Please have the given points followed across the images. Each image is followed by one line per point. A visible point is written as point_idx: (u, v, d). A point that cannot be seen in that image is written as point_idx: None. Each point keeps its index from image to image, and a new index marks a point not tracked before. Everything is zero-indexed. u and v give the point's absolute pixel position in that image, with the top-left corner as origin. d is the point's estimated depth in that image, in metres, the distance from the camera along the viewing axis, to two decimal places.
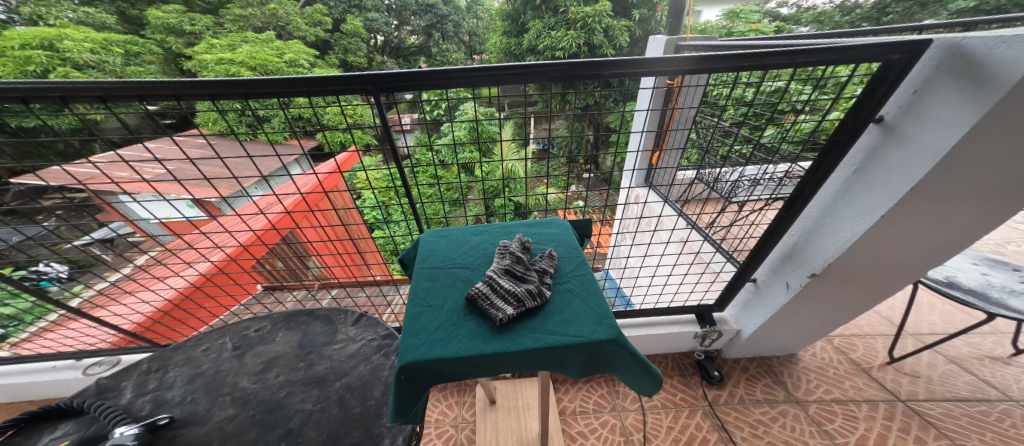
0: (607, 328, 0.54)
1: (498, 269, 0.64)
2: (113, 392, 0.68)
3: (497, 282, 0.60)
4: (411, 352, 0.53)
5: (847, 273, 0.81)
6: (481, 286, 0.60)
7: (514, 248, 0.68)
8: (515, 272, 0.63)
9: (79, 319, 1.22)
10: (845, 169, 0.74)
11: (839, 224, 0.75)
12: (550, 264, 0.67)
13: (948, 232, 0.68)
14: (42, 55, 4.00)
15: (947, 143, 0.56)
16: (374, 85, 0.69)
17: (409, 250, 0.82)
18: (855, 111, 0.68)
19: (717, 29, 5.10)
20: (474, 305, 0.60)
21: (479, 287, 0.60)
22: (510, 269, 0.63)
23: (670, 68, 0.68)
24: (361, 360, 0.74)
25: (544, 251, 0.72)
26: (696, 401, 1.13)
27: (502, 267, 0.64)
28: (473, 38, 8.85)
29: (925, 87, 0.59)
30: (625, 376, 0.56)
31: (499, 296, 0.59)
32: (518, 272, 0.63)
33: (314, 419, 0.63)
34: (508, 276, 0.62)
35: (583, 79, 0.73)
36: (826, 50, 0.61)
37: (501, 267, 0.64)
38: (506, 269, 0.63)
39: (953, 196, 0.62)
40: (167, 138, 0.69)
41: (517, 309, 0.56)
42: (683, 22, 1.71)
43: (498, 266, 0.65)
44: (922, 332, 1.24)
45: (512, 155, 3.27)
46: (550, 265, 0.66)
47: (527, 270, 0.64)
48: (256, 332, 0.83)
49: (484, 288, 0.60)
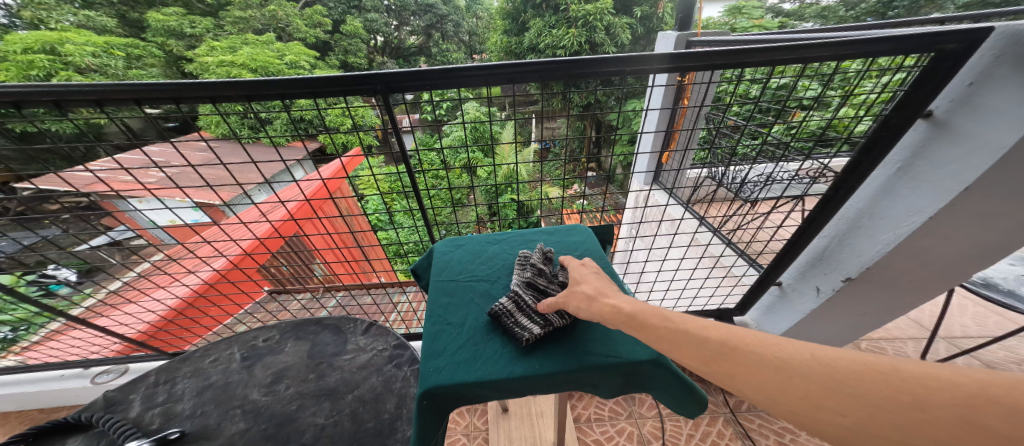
0: (646, 348, 0.51)
1: (520, 283, 0.60)
2: (121, 405, 0.65)
3: (522, 298, 0.57)
4: (432, 377, 0.49)
5: (886, 277, 0.76)
6: (505, 302, 0.57)
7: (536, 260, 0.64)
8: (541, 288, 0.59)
9: (81, 328, 1.18)
10: (887, 168, 0.70)
11: (880, 226, 0.71)
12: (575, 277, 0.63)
13: (1004, 233, 0.63)
14: (45, 60, 4.02)
15: (1006, 140, 0.53)
16: (383, 85, 0.65)
17: (421, 260, 0.79)
18: (902, 106, 0.64)
19: (719, 26, 5.02)
20: (498, 322, 0.56)
21: (503, 303, 0.57)
22: (534, 284, 0.59)
23: (648, 66, 0.63)
24: (373, 370, 0.71)
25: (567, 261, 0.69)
26: (717, 408, 1.10)
27: (524, 280, 0.61)
28: (473, 37, 8.79)
29: (982, 78, 0.55)
30: (662, 396, 0.53)
31: (525, 314, 0.55)
32: (542, 286, 0.59)
33: (327, 433, 0.60)
34: (532, 291, 0.59)
35: (579, 78, 0.68)
36: (876, 40, 0.56)
37: (522, 281, 0.60)
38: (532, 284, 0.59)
39: (1005, 197, 0.58)
40: (169, 145, 0.65)
41: (545, 329, 0.52)
42: (694, 17, 1.67)
43: (520, 279, 0.61)
44: (955, 335, 1.20)
45: (517, 155, 3.24)
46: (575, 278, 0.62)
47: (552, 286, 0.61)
48: (265, 342, 0.79)
49: (508, 305, 0.57)
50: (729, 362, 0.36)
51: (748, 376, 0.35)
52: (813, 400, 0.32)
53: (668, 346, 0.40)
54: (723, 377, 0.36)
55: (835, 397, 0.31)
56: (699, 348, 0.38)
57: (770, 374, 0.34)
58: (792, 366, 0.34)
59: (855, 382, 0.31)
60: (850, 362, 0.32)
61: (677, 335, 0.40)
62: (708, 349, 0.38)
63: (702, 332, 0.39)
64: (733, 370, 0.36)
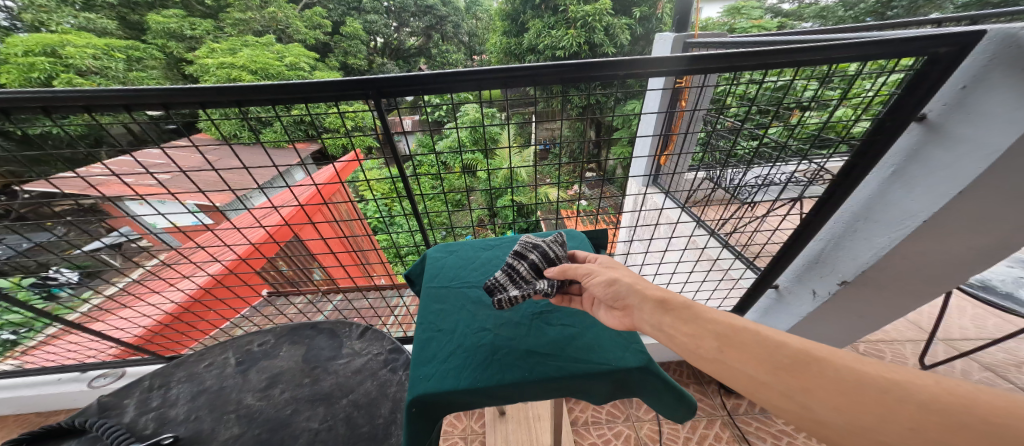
0: (636, 355, 0.51)
1: (518, 257, 0.61)
2: (115, 410, 0.65)
3: (515, 273, 0.58)
4: (422, 383, 0.49)
5: (883, 280, 0.76)
6: (499, 277, 0.60)
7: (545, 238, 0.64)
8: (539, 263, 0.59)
9: (78, 332, 1.18)
10: (881, 171, 0.70)
11: (875, 229, 0.71)
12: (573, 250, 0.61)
13: (1001, 237, 0.63)
14: (45, 62, 4.03)
15: (1000, 145, 0.52)
16: (375, 90, 0.65)
17: (414, 266, 0.79)
18: (895, 108, 0.63)
19: (718, 26, 4.90)
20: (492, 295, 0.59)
21: (497, 278, 0.60)
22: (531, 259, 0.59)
23: (664, 68, 0.63)
24: (368, 375, 0.70)
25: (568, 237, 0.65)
26: (714, 411, 1.09)
27: (523, 254, 0.61)
28: (473, 38, 8.81)
29: (974, 82, 0.55)
30: (653, 403, 0.52)
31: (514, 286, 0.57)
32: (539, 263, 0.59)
33: (321, 438, 0.60)
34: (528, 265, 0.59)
35: (582, 82, 0.68)
36: (867, 43, 0.56)
37: (521, 255, 0.61)
38: (530, 258, 0.60)
39: (1005, 200, 0.58)
40: (161, 150, 0.65)
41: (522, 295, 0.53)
42: (691, 19, 1.67)
43: (519, 254, 0.62)
44: (954, 337, 1.19)
45: (516, 156, 3.24)
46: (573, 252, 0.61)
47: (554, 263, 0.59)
48: (260, 347, 0.79)
49: (501, 280, 0.59)
50: (807, 375, 0.36)
51: (829, 393, 0.35)
52: (919, 429, 0.32)
53: (733, 348, 0.40)
54: (798, 389, 0.36)
55: (954, 432, 0.31)
56: (775, 357, 0.38)
57: (868, 398, 0.34)
58: (902, 391, 0.33)
59: (998, 423, 0.30)
60: (993, 398, 0.30)
61: (751, 342, 0.40)
62: (785, 359, 0.38)
63: (782, 341, 0.39)
64: (811, 385, 0.36)
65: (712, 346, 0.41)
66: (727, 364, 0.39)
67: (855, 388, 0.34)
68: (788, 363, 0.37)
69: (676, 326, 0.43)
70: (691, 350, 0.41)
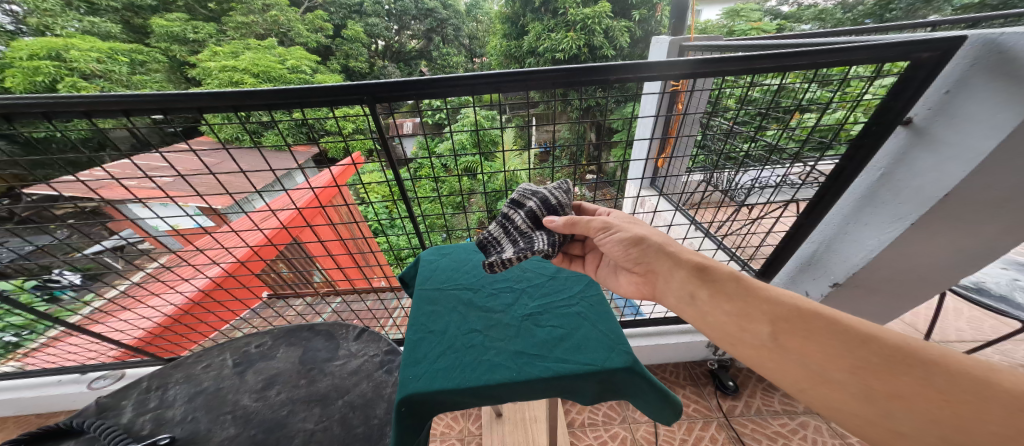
0: (622, 355, 0.51)
1: (515, 210, 0.63)
2: (113, 411, 0.66)
3: (510, 227, 0.62)
4: (412, 383, 0.49)
5: (874, 282, 0.76)
6: (494, 230, 0.63)
7: (548, 186, 0.66)
8: (536, 212, 0.61)
9: (78, 335, 1.19)
10: (870, 174, 0.70)
11: (865, 232, 0.72)
12: (568, 200, 0.64)
13: (993, 239, 0.64)
14: (51, 66, 4.09)
15: (985, 149, 0.54)
16: (369, 95, 0.66)
17: (408, 268, 0.80)
18: (882, 112, 0.64)
19: (717, 29, 4.92)
20: (487, 249, 0.63)
21: (491, 231, 0.63)
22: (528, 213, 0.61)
23: (670, 72, 0.63)
24: (364, 376, 0.71)
25: (566, 183, 0.67)
26: (710, 413, 1.10)
27: (521, 208, 0.63)
28: (473, 41, 8.88)
29: (958, 87, 0.56)
30: (640, 403, 0.53)
31: (509, 243, 0.60)
32: (536, 217, 0.61)
33: (316, 439, 0.60)
34: (525, 219, 0.61)
35: (583, 86, 0.69)
36: (852, 49, 0.57)
37: (519, 208, 0.63)
38: (526, 208, 0.62)
39: (1002, 201, 0.58)
40: (161, 154, 0.66)
41: (518, 256, 0.53)
42: (687, 22, 1.69)
43: (517, 206, 0.64)
44: (950, 339, 1.19)
45: (516, 159, 3.25)
46: (567, 201, 0.64)
47: (553, 210, 0.62)
48: (257, 348, 0.80)
49: (495, 233, 0.63)
50: (892, 378, 0.35)
51: (919, 401, 0.33)
52: None
53: (804, 340, 0.40)
54: (879, 394, 0.35)
55: None
56: (859, 357, 0.37)
57: (972, 409, 0.32)
58: None
59: None
60: None
61: (822, 336, 0.39)
62: (873, 360, 0.36)
63: (868, 339, 0.37)
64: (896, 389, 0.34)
65: (766, 331, 0.42)
66: (785, 352, 0.40)
67: (963, 400, 0.32)
68: (876, 365, 0.36)
69: (722, 306, 0.45)
70: (738, 333, 0.43)
